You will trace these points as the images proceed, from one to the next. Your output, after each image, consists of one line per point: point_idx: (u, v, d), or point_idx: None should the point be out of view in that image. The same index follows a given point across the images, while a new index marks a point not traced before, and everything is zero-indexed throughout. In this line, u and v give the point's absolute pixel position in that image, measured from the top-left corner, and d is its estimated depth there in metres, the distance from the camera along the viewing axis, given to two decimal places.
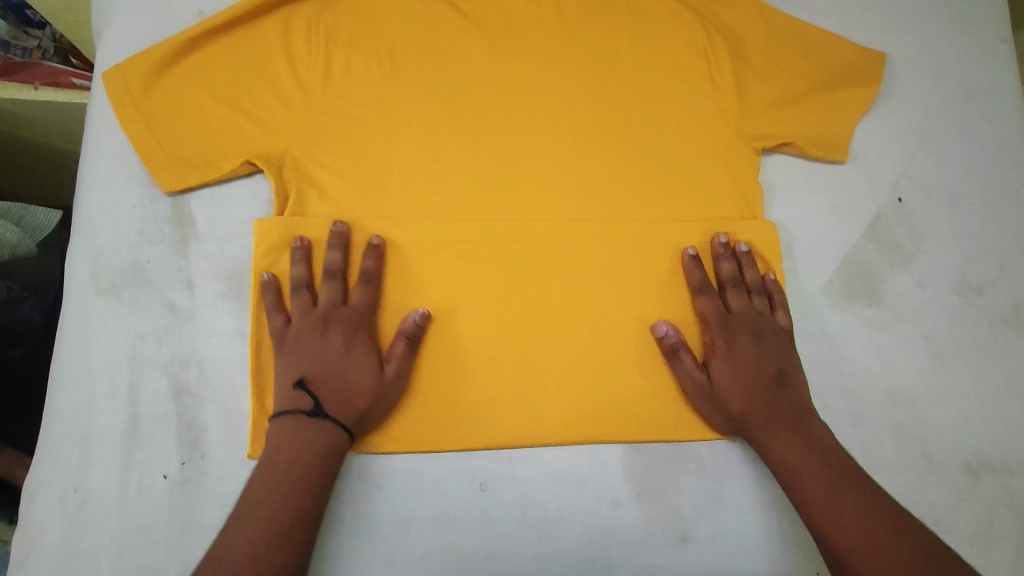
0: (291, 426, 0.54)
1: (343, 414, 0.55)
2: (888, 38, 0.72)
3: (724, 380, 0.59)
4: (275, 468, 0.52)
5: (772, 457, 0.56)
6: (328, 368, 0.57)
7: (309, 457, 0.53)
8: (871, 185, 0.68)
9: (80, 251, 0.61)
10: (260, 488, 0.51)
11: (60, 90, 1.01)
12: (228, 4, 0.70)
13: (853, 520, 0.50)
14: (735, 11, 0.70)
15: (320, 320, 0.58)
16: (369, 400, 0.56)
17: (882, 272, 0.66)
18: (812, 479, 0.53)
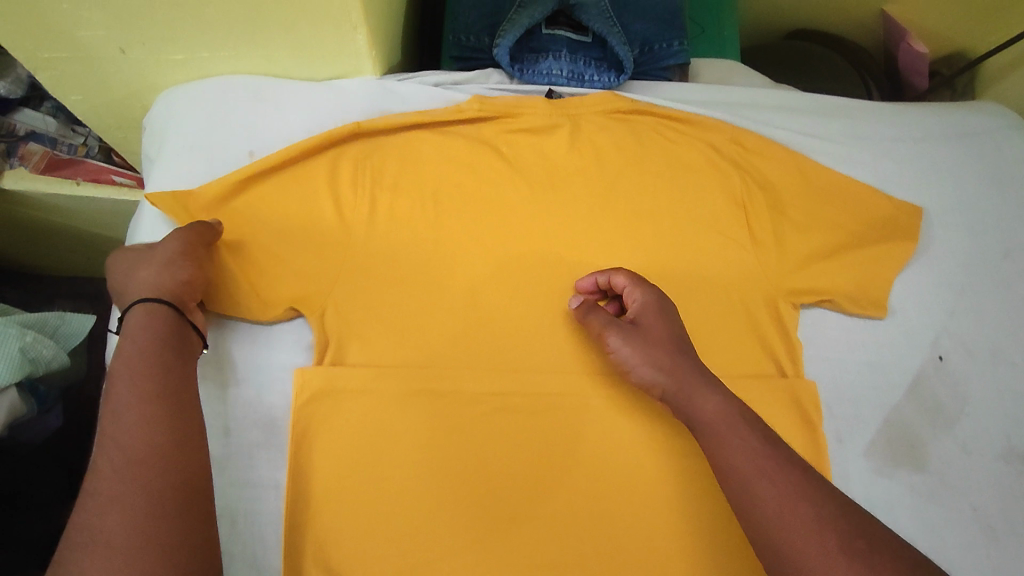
0: (141, 400, 0.51)
1: (149, 293, 0.58)
2: (925, 193, 0.73)
3: (653, 334, 0.59)
4: (124, 458, 0.48)
5: (695, 419, 0.54)
6: (138, 280, 0.59)
7: (147, 353, 0.54)
8: (912, 342, 0.68)
9: None
10: (105, 472, 0.47)
11: (101, 188, 1.03)
12: (276, 141, 0.72)
13: (770, 481, 0.48)
14: (774, 165, 0.71)
15: (143, 260, 0.60)
16: (164, 273, 0.58)
17: (925, 435, 0.65)
18: (743, 439, 0.50)
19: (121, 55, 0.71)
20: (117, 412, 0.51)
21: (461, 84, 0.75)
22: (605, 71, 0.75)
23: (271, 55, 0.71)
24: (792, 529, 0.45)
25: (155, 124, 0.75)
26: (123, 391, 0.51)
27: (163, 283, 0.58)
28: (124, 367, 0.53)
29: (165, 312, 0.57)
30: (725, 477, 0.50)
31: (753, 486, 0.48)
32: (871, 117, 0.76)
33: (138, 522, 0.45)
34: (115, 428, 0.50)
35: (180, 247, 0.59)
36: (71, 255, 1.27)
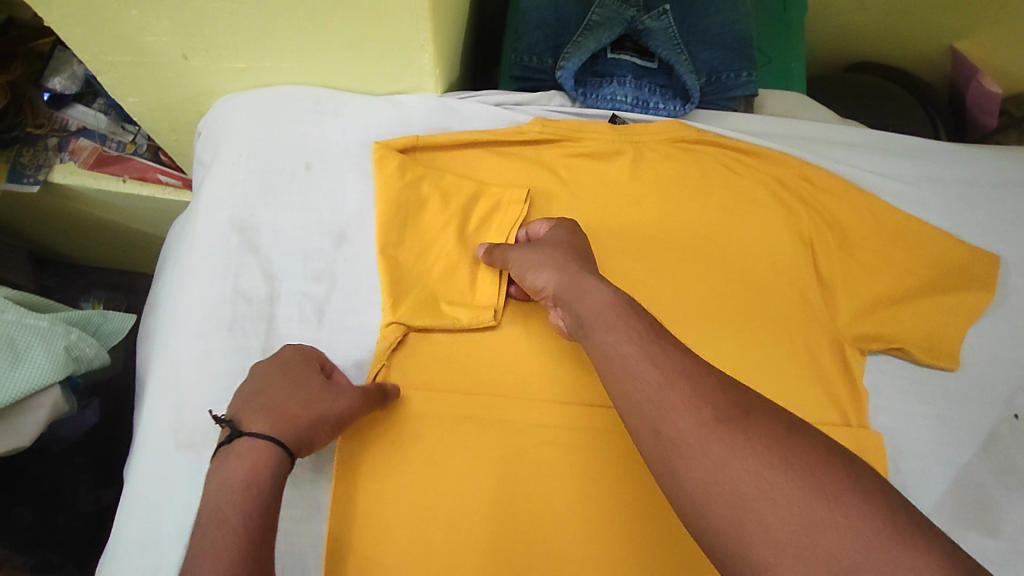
0: (255, 474, 0.48)
1: (273, 431, 0.50)
2: (1001, 240, 0.69)
3: (546, 244, 0.58)
4: (217, 535, 0.45)
5: (599, 348, 0.46)
6: (256, 399, 0.52)
7: (255, 457, 0.49)
8: (985, 398, 0.64)
9: (164, 401, 0.60)
10: (204, 543, 0.45)
11: (147, 187, 1.03)
12: (332, 149, 0.69)
13: (689, 409, 0.39)
14: (843, 203, 0.68)
15: (277, 367, 0.55)
16: (314, 420, 0.52)
17: (997, 498, 0.61)
18: (650, 365, 0.42)
19: (184, 62, 0.71)
20: (231, 485, 0.47)
21: (523, 105, 0.73)
22: (670, 99, 0.73)
23: (332, 68, 0.70)
24: (708, 463, 0.37)
25: (212, 131, 0.74)
26: (222, 468, 0.49)
27: (305, 436, 0.52)
28: (238, 469, 0.48)
29: (274, 447, 0.50)
30: (632, 414, 0.42)
31: (661, 424, 0.40)
32: (946, 158, 0.73)
33: (234, 547, 0.44)
34: (220, 504, 0.47)
35: (331, 418, 0.53)
36: (110, 249, 1.28)
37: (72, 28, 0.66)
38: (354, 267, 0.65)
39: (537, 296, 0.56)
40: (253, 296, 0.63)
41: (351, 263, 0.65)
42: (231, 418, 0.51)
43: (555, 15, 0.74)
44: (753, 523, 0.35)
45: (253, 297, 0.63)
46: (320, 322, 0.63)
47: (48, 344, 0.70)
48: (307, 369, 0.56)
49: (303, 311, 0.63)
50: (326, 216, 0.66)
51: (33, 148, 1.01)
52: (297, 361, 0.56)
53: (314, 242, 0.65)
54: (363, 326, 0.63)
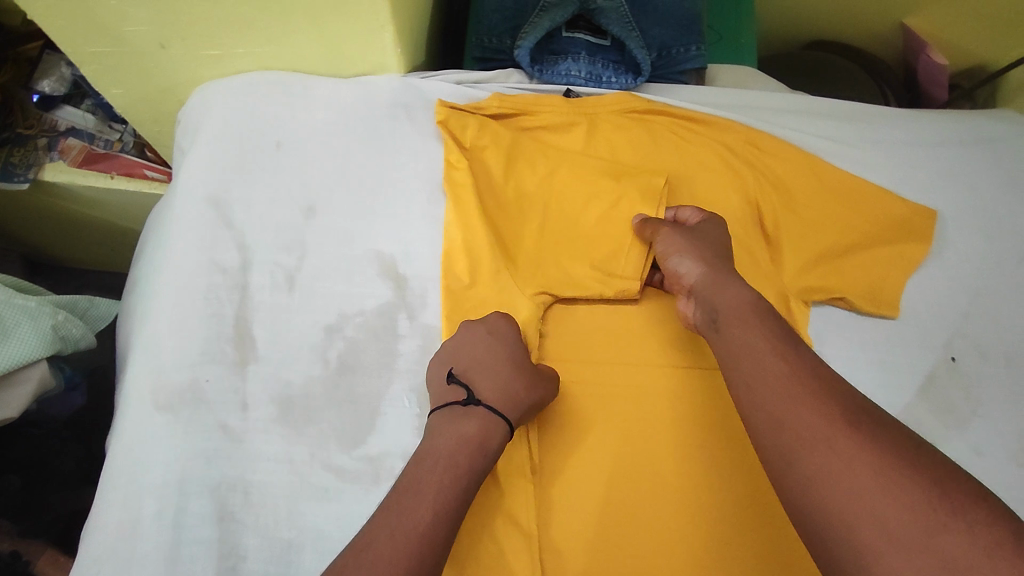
0: (462, 454, 0.52)
1: (501, 407, 0.56)
2: (938, 196, 0.73)
3: (707, 235, 0.62)
4: (409, 506, 0.48)
5: (730, 344, 0.51)
6: (493, 376, 0.57)
7: (484, 433, 0.54)
8: (925, 342, 0.68)
9: (143, 366, 0.63)
10: (404, 514, 0.48)
11: (133, 182, 1.07)
12: (300, 129, 0.73)
13: (817, 405, 0.44)
14: (787, 165, 0.72)
15: (493, 344, 0.59)
16: (528, 396, 0.57)
17: (937, 435, 0.64)
18: (780, 363, 0.48)
19: (162, 50, 0.75)
20: (438, 462, 0.51)
21: (482, 83, 0.77)
22: (622, 73, 0.77)
23: (299, 53, 0.74)
24: (829, 453, 0.41)
25: (190, 117, 0.78)
26: (437, 443, 0.53)
27: (522, 413, 0.57)
28: (455, 437, 0.53)
29: (495, 420, 0.55)
30: (757, 404, 0.47)
31: (785, 415, 0.45)
32: (886, 122, 0.77)
33: (435, 539, 0.47)
34: (422, 479, 0.50)
35: (537, 398, 0.57)
36: (99, 247, 1.31)
37: (55, 19, 0.70)
38: (323, 237, 0.68)
39: (674, 280, 0.61)
40: (228, 266, 0.67)
41: (320, 234, 0.68)
42: (467, 384, 0.57)
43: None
44: (867, 511, 0.38)
45: (228, 267, 0.66)
46: (291, 289, 0.66)
47: (35, 322, 0.73)
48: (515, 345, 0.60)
49: (274, 280, 0.66)
50: (298, 190, 0.70)
51: (23, 148, 1.04)
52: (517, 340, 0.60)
53: (286, 216, 0.69)
54: (332, 292, 0.66)
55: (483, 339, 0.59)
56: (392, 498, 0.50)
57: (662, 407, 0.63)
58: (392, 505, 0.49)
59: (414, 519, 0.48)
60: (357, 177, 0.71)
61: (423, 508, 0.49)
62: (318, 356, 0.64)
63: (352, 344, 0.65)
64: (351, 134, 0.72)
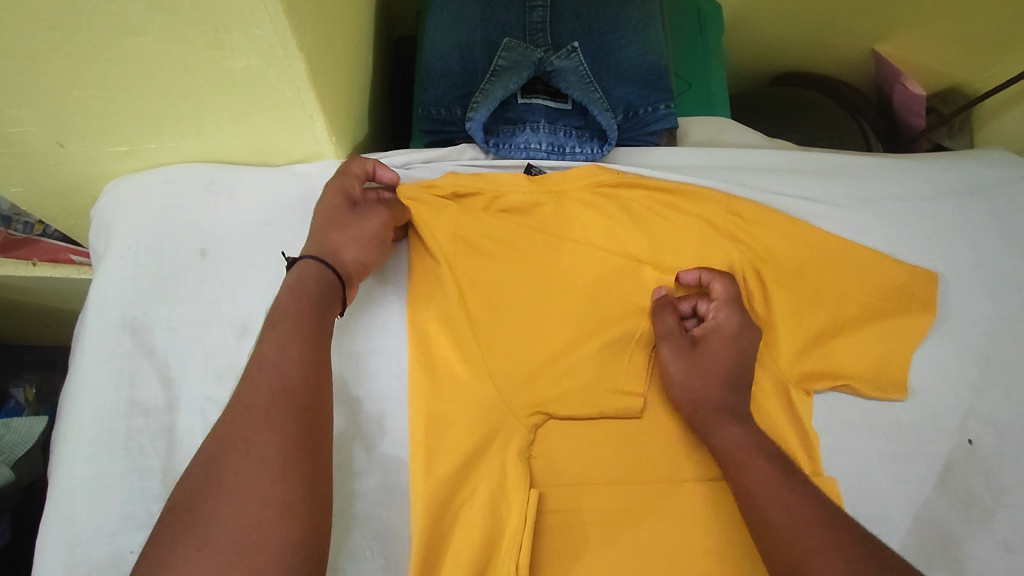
0: (279, 370, 0.48)
1: (324, 255, 0.55)
2: (937, 257, 0.67)
3: (711, 359, 0.59)
4: (240, 448, 0.44)
5: (737, 480, 0.52)
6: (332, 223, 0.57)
7: (296, 323, 0.51)
8: (938, 426, 0.62)
9: (55, 539, 0.53)
10: (236, 462, 0.43)
11: (60, 269, 0.89)
12: (228, 233, 0.64)
13: (826, 556, 0.45)
14: (776, 235, 0.65)
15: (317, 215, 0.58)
16: (360, 243, 0.57)
17: (961, 533, 0.59)
18: (783, 508, 0.49)
19: (60, 148, 0.63)
20: (260, 387, 0.47)
21: (432, 162, 0.69)
22: (587, 141, 0.70)
23: (222, 144, 0.64)
24: None
25: (100, 220, 0.68)
26: (249, 370, 0.48)
27: (348, 258, 0.57)
28: (287, 308, 0.52)
29: (328, 272, 0.55)
30: (769, 550, 0.48)
31: (797, 565, 0.46)
32: (873, 175, 0.71)
33: (274, 438, 0.45)
34: (257, 383, 0.47)
35: (376, 226, 0.59)
36: (29, 326, 1.07)
37: None
38: None
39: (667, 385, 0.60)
40: (150, 406, 0.57)
41: None
42: (313, 238, 0.57)
43: (460, 63, 0.71)
44: None
45: (150, 407, 0.57)
46: None
47: None
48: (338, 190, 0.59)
49: (206, 419, 0.58)
50: (227, 306, 0.61)
51: None
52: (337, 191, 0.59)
53: (216, 338, 0.60)
54: None
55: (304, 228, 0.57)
56: (230, 406, 0.47)
57: (663, 531, 0.56)
58: (228, 417, 0.46)
59: (246, 435, 0.45)
60: None
61: (263, 395, 0.47)
62: None
63: None
64: (287, 236, 0.65)
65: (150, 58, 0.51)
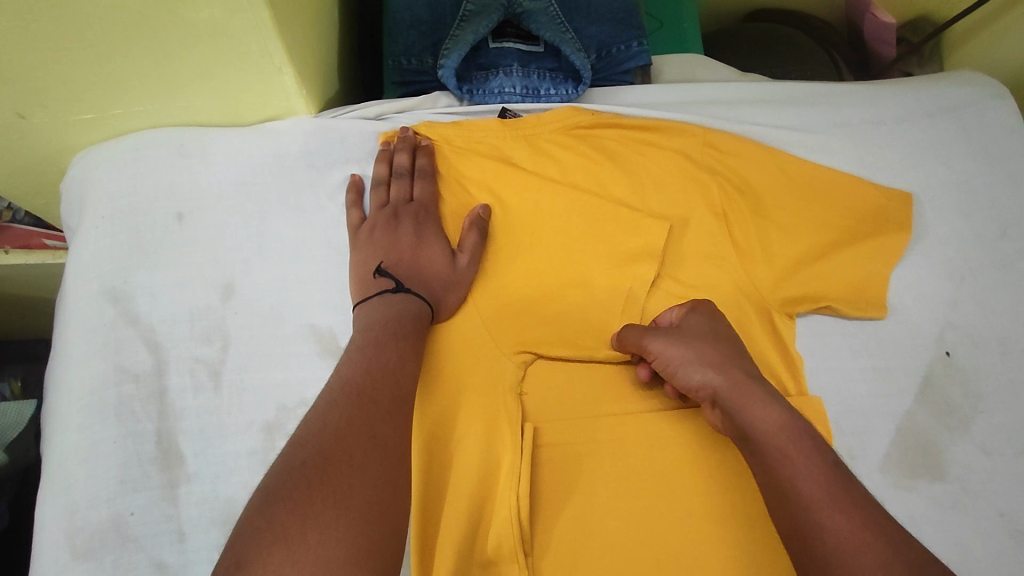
0: (391, 366, 0.49)
1: (434, 292, 0.57)
2: (911, 178, 0.68)
3: (702, 328, 0.57)
4: (350, 428, 0.44)
5: (745, 420, 0.52)
6: (408, 261, 0.58)
7: (393, 327, 0.52)
8: (916, 340, 0.64)
9: (55, 508, 0.54)
10: (355, 444, 0.43)
11: (32, 253, 0.86)
12: (206, 195, 0.63)
13: (825, 469, 0.47)
14: (751, 164, 0.66)
15: (383, 248, 0.59)
16: (451, 284, 0.58)
17: (942, 441, 0.61)
18: (787, 427, 0.50)
19: (22, 120, 0.60)
20: (376, 379, 0.48)
21: (406, 112, 0.68)
22: (561, 82, 0.69)
23: (190, 104, 0.63)
24: (838, 518, 0.44)
25: (70, 191, 0.66)
26: (344, 366, 0.50)
27: (450, 286, 0.58)
28: (399, 320, 0.53)
29: (418, 300, 0.55)
30: (770, 473, 0.49)
31: (801, 478, 0.47)
32: (848, 101, 0.72)
33: (403, 372, 0.50)
34: (381, 330, 0.52)
35: (466, 240, 0.60)
36: (6, 319, 1.05)
37: None
38: (247, 320, 0.60)
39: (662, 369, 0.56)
40: (139, 371, 0.57)
41: (244, 318, 0.60)
42: (393, 275, 0.57)
43: (428, 10, 0.69)
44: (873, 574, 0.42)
45: (139, 373, 0.57)
46: (218, 387, 0.58)
47: None
48: (372, 206, 0.62)
49: (197, 380, 0.58)
50: (209, 268, 0.61)
51: None
52: (371, 211, 0.62)
53: (200, 301, 0.60)
54: (266, 383, 0.58)
55: (402, 253, 0.58)
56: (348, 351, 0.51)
57: (656, 456, 0.58)
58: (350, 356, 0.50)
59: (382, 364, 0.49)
60: (277, 242, 0.62)
61: (387, 338, 0.51)
62: (261, 463, 0.56)
63: None
64: (264, 193, 0.63)
65: (107, 11, 0.49)
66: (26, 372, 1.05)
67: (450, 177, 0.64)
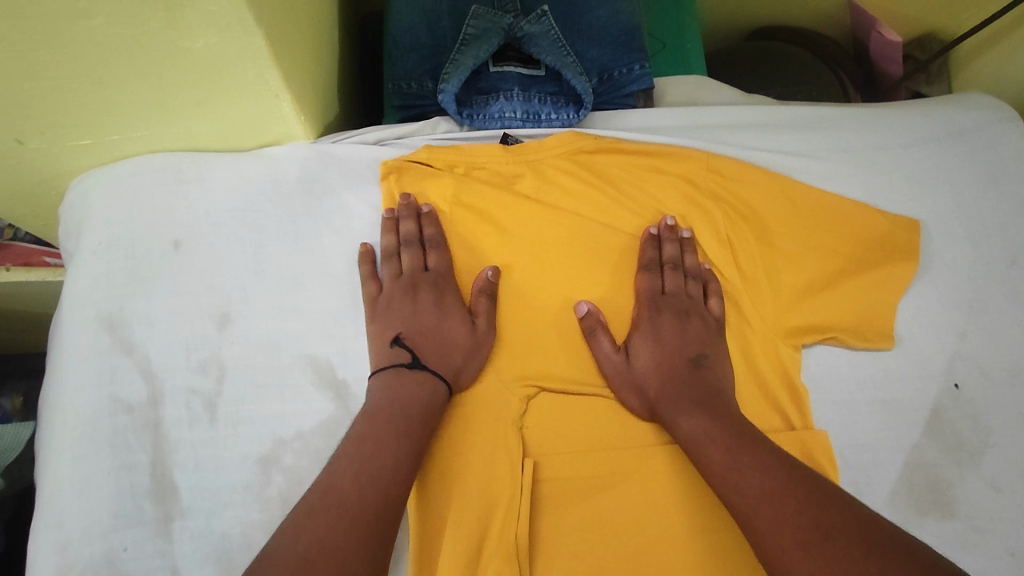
0: (384, 461, 0.49)
1: (449, 371, 0.57)
2: (918, 205, 0.67)
3: (671, 335, 0.60)
4: (320, 539, 0.44)
5: (680, 432, 0.55)
6: (428, 332, 0.59)
7: (400, 414, 0.52)
8: (924, 372, 0.62)
9: (47, 541, 0.53)
10: (330, 537, 0.44)
11: (33, 270, 0.85)
12: (203, 223, 0.62)
13: (753, 474, 0.50)
14: (756, 190, 0.65)
15: (401, 318, 0.59)
16: (468, 358, 0.58)
17: (950, 476, 0.60)
18: (711, 434, 0.53)
19: (19, 146, 0.60)
20: (366, 473, 0.48)
21: (405, 138, 0.68)
22: (563, 106, 0.68)
23: (187, 130, 0.62)
24: (774, 514, 0.47)
25: (68, 217, 0.65)
26: (341, 450, 0.50)
27: (466, 367, 0.57)
28: (409, 400, 0.53)
29: (437, 380, 0.55)
30: (705, 475, 0.52)
31: (733, 479, 0.50)
32: (854, 125, 0.70)
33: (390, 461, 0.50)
34: (378, 413, 0.52)
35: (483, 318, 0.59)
36: (7, 334, 1.05)
37: None
38: (243, 350, 0.59)
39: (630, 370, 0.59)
40: (133, 402, 0.57)
41: (239, 348, 0.59)
42: (410, 348, 0.57)
43: (428, 34, 0.69)
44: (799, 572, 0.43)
45: (133, 404, 0.56)
46: (213, 419, 0.57)
47: None
48: (386, 276, 0.62)
49: (192, 411, 0.57)
50: (205, 297, 0.60)
51: None
52: (386, 281, 0.61)
53: (196, 330, 0.59)
54: (262, 414, 0.57)
55: (419, 328, 0.59)
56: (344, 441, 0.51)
57: (659, 492, 0.56)
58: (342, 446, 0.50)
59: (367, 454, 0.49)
60: (273, 271, 0.61)
61: (377, 419, 0.52)
62: (255, 497, 0.55)
63: (293, 476, 0.56)
64: (261, 221, 0.63)
65: (102, 42, 0.49)
66: (28, 387, 1.04)
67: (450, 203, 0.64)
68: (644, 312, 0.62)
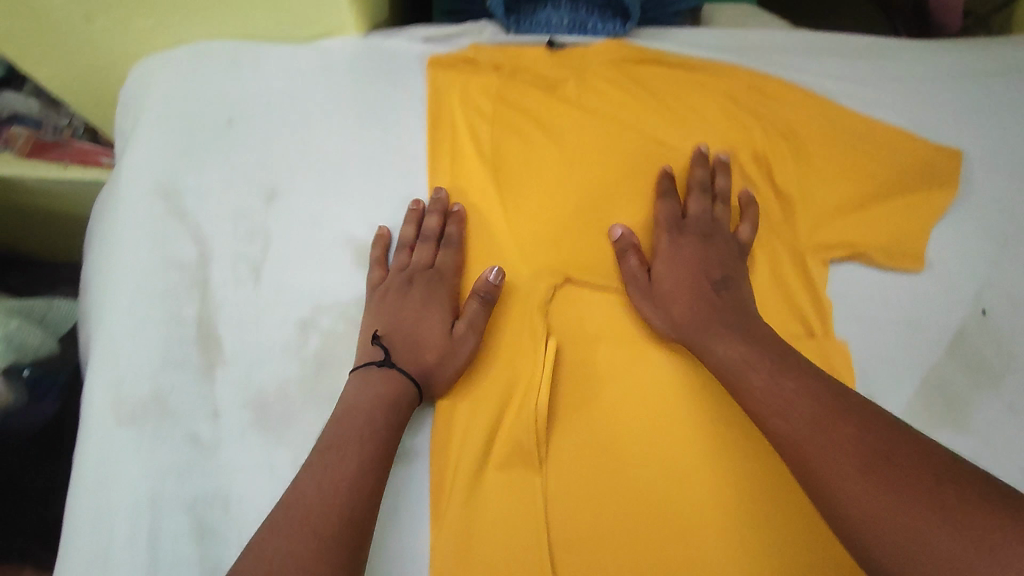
0: (375, 424, 0.51)
1: (412, 366, 0.55)
2: (961, 136, 0.67)
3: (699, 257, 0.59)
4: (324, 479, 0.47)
5: (710, 356, 0.54)
6: (403, 330, 0.57)
7: (388, 403, 0.52)
8: (953, 298, 0.63)
9: (101, 379, 0.57)
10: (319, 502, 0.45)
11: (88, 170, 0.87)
12: (256, 105, 0.65)
13: (792, 399, 0.48)
14: (792, 110, 0.66)
15: (384, 313, 0.57)
16: (444, 360, 0.55)
17: (966, 396, 0.60)
18: (744, 358, 0.52)
19: (91, 23, 0.64)
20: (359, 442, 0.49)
21: (453, 38, 0.69)
22: (608, 19, 0.70)
23: (244, 15, 0.65)
24: (819, 436, 0.45)
25: (129, 95, 0.69)
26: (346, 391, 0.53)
27: (435, 368, 0.55)
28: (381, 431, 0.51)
29: (404, 379, 0.54)
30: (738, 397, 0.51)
31: (767, 403, 0.49)
32: (900, 58, 0.70)
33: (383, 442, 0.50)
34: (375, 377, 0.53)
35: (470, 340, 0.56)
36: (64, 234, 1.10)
37: None
38: (288, 223, 0.62)
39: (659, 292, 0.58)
40: (184, 261, 0.60)
41: (284, 221, 0.62)
42: (386, 345, 0.56)
43: None
44: (847, 492, 0.42)
45: (184, 262, 0.60)
46: (257, 282, 0.60)
47: None
48: (393, 266, 0.60)
49: (237, 274, 0.60)
50: (255, 172, 0.63)
51: None
52: (391, 271, 0.60)
53: (245, 202, 0.62)
54: (303, 284, 0.60)
55: (398, 309, 0.57)
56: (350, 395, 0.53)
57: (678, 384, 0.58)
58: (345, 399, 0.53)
59: (358, 413, 0.51)
60: (319, 153, 0.64)
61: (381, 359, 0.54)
62: (293, 355, 0.58)
63: (329, 340, 0.59)
64: (311, 106, 0.66)
65: None
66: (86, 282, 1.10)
67: (490, 99, 0.66)
68: (665, 236, 0.60)
